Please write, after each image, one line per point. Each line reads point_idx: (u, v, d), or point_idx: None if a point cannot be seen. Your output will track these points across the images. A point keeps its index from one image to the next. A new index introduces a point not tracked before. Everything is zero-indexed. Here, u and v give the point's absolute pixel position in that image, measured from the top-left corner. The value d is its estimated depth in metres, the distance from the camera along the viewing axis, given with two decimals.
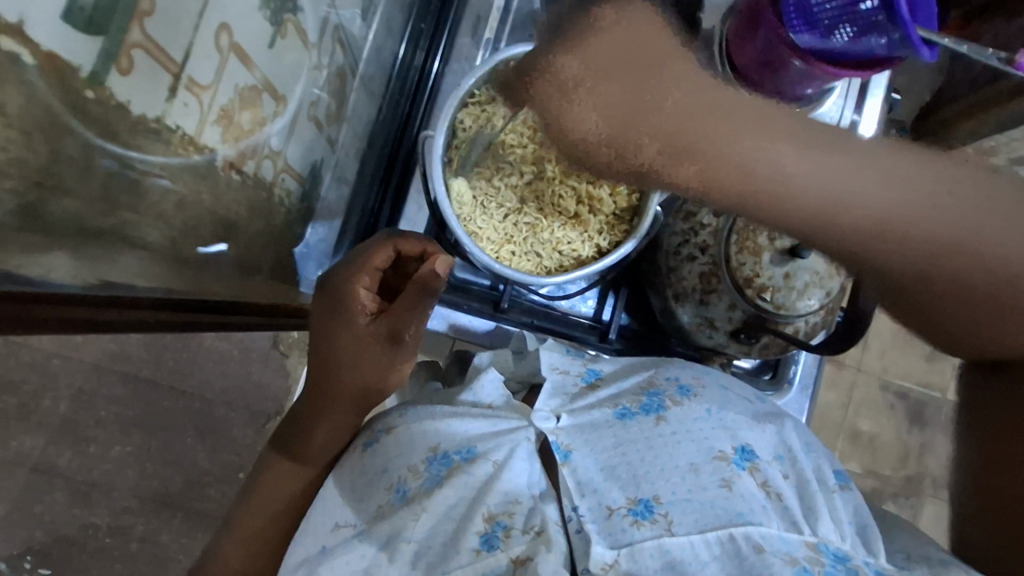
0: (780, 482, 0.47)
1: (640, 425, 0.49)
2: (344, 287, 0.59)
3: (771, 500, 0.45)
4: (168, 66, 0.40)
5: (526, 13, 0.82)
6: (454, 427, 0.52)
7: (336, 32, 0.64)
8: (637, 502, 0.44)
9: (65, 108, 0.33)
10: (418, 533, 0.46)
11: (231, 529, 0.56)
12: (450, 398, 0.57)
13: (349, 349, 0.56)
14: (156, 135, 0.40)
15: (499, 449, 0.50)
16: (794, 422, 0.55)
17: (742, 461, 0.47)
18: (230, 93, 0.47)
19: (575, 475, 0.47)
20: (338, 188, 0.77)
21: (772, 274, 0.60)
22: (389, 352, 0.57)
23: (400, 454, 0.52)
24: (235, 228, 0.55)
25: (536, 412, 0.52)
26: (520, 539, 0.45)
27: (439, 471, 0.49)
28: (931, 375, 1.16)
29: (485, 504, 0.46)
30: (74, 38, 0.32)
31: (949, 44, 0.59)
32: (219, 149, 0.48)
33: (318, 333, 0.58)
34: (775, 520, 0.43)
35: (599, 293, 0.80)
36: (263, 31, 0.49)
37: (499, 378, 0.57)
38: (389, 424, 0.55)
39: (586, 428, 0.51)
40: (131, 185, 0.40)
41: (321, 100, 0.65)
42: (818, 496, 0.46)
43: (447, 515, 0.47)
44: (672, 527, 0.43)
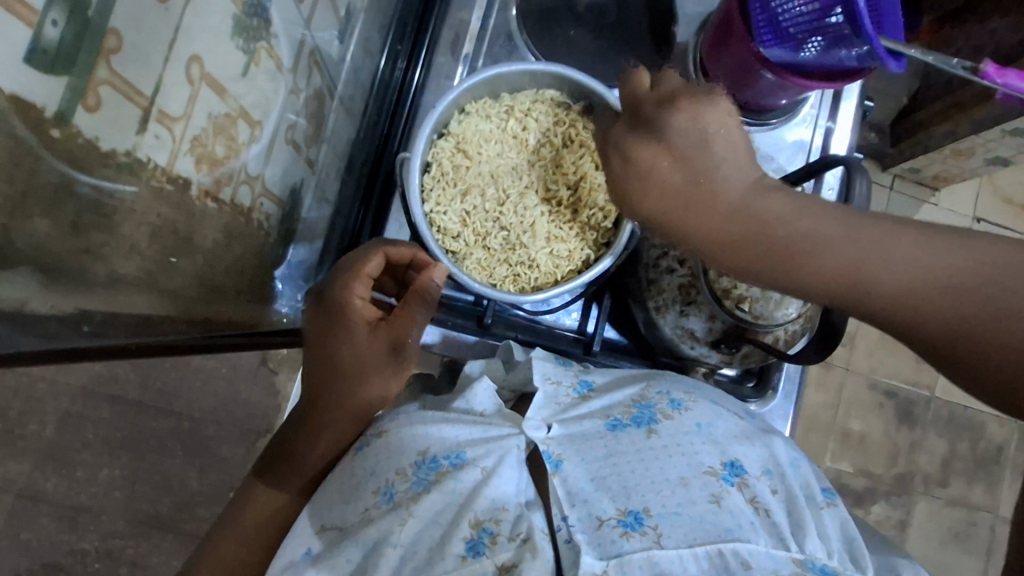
0: (769, 498, 0.48)
1: (631, 437, 0.49)
2: (335, 297, 0.58)
3: (759, 516, 0.46)
4: (138, 101, 0.40)
5: (503, 31, 0.83)
6: (446, 433, 0.51)
7: (312, 55, 0.65)
8: (627, 514, 0.45)
9: (31, 152, 0.33)
10: (405, 537, 0.45)
11: (214, 557, 0.55)
12: (444, 405, 0.56)
13: (350, 356, 0.56)
14: (128, 169, 0.41)
15: (489, 456, 0.49)
16: (782, 439, 0.54)
17: (731, 478, 0.48)
18: (204, 121, 0.47)
19: (565, 485, 0.47)
20: (320, 207, 0.78)
21: (749, 285, 0.62)
22: (392, 363, 0.57)
23: (389, 457, 0.50)
24: (212, 254, 0.55)
25: (528, 422, 0.51)
26: (506, 546, 0.44)
27: (427, 476, 0.48)
28: (918, 373, 1.18)
29: (473, 510, 0.45)
30: (35, 78, 0.32)
31: (934, 59, 0.58)
32: (194, 178, 0.48)
33: (317, 345, 0.58)
34: (762, 536, 0.45)
35: (583, 305, 0.80)
36: (235, 60, 0.49)
37: (492, 386, 0.56)
38: (380, 428, 0.54)
39: (577, 439, 0.50)
40: (107, 219, 0.40)
41: (298, 124, 0.65)
42: (805, 511, 0.48)
43: (434, 520, 0.46)
44: (661, 539, 0.43)
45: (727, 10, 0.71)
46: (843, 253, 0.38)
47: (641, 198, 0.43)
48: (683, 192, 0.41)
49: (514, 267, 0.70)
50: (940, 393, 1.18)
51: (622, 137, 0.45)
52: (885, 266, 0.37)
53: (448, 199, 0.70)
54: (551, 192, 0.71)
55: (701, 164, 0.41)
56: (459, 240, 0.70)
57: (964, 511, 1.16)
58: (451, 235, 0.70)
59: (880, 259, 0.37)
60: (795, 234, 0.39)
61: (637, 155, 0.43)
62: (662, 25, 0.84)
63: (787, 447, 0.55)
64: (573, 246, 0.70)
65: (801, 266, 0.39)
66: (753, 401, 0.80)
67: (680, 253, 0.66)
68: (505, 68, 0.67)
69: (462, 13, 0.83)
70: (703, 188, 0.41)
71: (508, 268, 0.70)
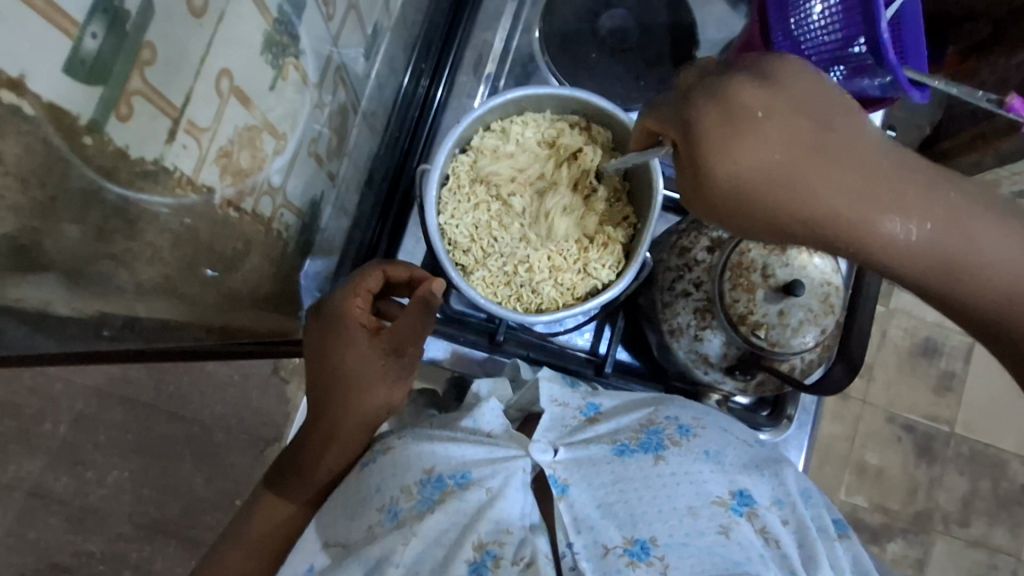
0: (780, 528, 0.47)
1: (639, 463, 0.48)
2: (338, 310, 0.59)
3: (769, 548, 0.45)
4: (168, 110, 0.41)
5: (525, 54, 0.85)
6: (451, 452, 0.50)
7: (338, 72, 0.66)
8: (633, 542, 0.44)
9: (60, 159, 0.34)
10: (408, 556, 0.45)
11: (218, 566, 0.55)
12: (450, 423, 0.55)
13: (353, 368, 0.57)
14: (155, 177, 0.42)
15: (495, 477, 0.48)
16: (793, 468, 0.53)
17: (742, 507, 0.46)
18: (230, 133, 0.48)
19: (571, 511, 0.46)
20: (338, 218, 0.78)
21: (765, 311, 0.60)
22: (394, 366, 0.59)
23: (394, 474, 0.50)
24: (232, 263, 0.56)
25: (534, 444, 0.50)
26: (509, 569, 0.44)
27: (432, 495, 0.48)
28: (939, 408, 1.15)
29: (476, 532, 0.45)
30: (74, 87, 0.33)
31: (959, 91, 0.57)
32: (218, 188, 0.49)
33: (322, 358, 0.58)
34: (772, 569, 0.44)
35: (596, 327, 0.79)
36: (263, 74, 0.51)
37: (500, 406, 0.55)
38: (387, 444, 0.53)
39: (583, 463, 0.49)
40: (131, 227, 0.41)
41: (322, 137, 0.66)
42: (817, 544, 0.47)
43: (437, 541, 0.46)
44: (668, 570, 0.42)
45: (750, 36, 0.71)
46: (954, 221, 0.36)
47: (745, 142, 0.37)
48: (796, 139, 0.37)
49: (517, 288, 0.70)
50: (962, 429, 1.14)
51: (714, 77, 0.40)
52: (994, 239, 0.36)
53: (462, 212, 0.70)
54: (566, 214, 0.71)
55: (820, 113, 0.37)
56: (469, 255, 0.70)
57: (986, 553, 1.12)
58: (462, 248, 0.70)
59: (989, 233, 0.37)
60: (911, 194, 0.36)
61: (744, 90, 0.38)
62: (683, 52, 0.85)
63: (799, 477, 0.53)
64: (585, 269, 0.70)
65: (915, 231, 0.36)
66: (766, 430, 0.77)
67: (696, 277, 0.65)
68: (534, 90, 0.69)
69: (485, 35, 0.85)
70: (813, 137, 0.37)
71: (512, 288, 0.71)
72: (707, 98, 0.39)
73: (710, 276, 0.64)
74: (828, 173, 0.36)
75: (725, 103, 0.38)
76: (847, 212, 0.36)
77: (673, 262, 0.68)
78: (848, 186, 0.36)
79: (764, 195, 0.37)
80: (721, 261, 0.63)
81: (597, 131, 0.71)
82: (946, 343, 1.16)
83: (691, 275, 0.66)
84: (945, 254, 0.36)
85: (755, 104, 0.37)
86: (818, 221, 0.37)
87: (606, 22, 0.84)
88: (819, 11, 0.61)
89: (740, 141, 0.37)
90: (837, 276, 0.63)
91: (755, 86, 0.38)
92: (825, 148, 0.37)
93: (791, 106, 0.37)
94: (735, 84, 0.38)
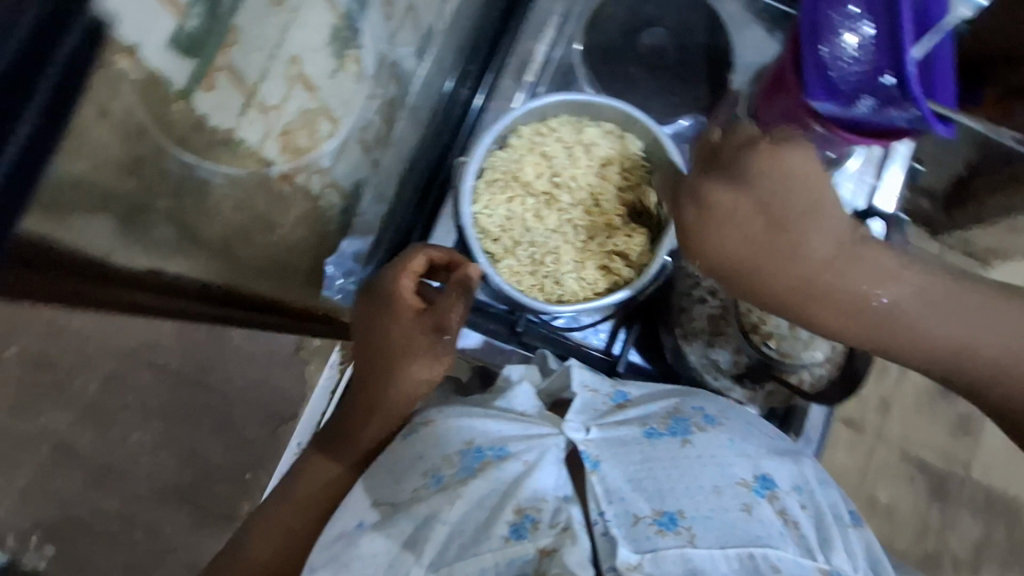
0: (798, 512, 0.51)
1: (667, 446, 0.52)
2: (387, 291, 0.64)
3: (788, 528, 0.49)
4: (243, 89, 0.45)
5: (566, 63, 0.90)
6: (489, 426, 0.54)
7: (392, 68, 0.71)
8: (662, 514, 0.47)
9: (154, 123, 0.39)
10: (453, 515, 0.47)
11: (263, 522, 0.60)
12: (483, 403, 0.59)
13: (400, 343, 0.62)
14: (226, 146, 0.47)
15: (530, 451, 0.52)
16: (812, 460, 0.57)
17: (762, 490, 0.50)
18: (294, 114, 0.53)
19: (603, 483, 0.49)
20: (376, 205, 0.84)
21: (778, 323, 0.65)
22: (434, 346, 0.63)
23: (436, 445, 0.54)
24: (275, 228, 0.61)
25: (567, 423, 0.53)
26: (547, 531, 0.47)
27: (473, 464, 0.51)
28: (955, 450, 1.14)
29: (516, 498, 0.48)
30: (172, 60, 0.38)
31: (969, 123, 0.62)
32: (276, 162, 0.54)
33: (373, 335, 0.64)
34: (791, 545, 0.47)
35: (612, 327, 0.82)
36: (328, 63, 0.55)
37: (532, 390, 0.59)
38: (427, 417, 0.58)
39: (614, 442, 0.52)
40: (198, 188, 0.47)
41: (371, 125, 0.71)
42: (831, 528, 0.51)
43: (480, 503, 0.48)
44: (694, 539, 0.46)
45: (782, 66, 0.75)
46: (888, 292, 0.47)
47: (719, 241, 0.47)
48: (761, 240, 0.47)
49: (541, 278, 0.73)
50: (977, 473, 1.14)
51: (696, 175, 0.49)
52: (916, 303, 0.47)
53: (496, 203, 0.74)
54: (595, 211, 0.74)
55: (780, 210, 0.46)
56: (498, 243, 0.73)
57: None
58: (492, 237, 0.73)
59: (914, 298, 0.47)
60: (853, 273, 0.47)
61: (718, 196, 0.47)
62: (718, 73, 0.87)
63: (816, 469, 0.57)
64: (609, 264, 0.73)
65: (858, 301, 0.47)
66: None
67: (712, 285, 0.68)
68: (571, 96, 0.74)
69: (530, 43, 0.90)
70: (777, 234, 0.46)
71: (535, 278, 0.73)
72: (691, 200, 0.48)
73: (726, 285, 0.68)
74: (785, 266, 0.46)
75: (706, 207, 0.48)
76: (803, 293, 0.47)
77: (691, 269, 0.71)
78: (800, 274, 0.47)
79: (739, 280, 0.48)
80: None
81: (630, 138, 0.75)
82: None
83: (706, 283, 0.69)
84: (878, 319, 0.47)
85: (725, 210, 0.47)
86: (783, 302, 0.48)
87: (646, 39, 0.87)
88: (853, 44, 0.63)
89: (715, 240, 0.47)
90: None
91: (728, 187, 0.47)
92: (784, 245, 0.47)
93: (756, 210, 0.46)
94: (716, 187, 0.47)
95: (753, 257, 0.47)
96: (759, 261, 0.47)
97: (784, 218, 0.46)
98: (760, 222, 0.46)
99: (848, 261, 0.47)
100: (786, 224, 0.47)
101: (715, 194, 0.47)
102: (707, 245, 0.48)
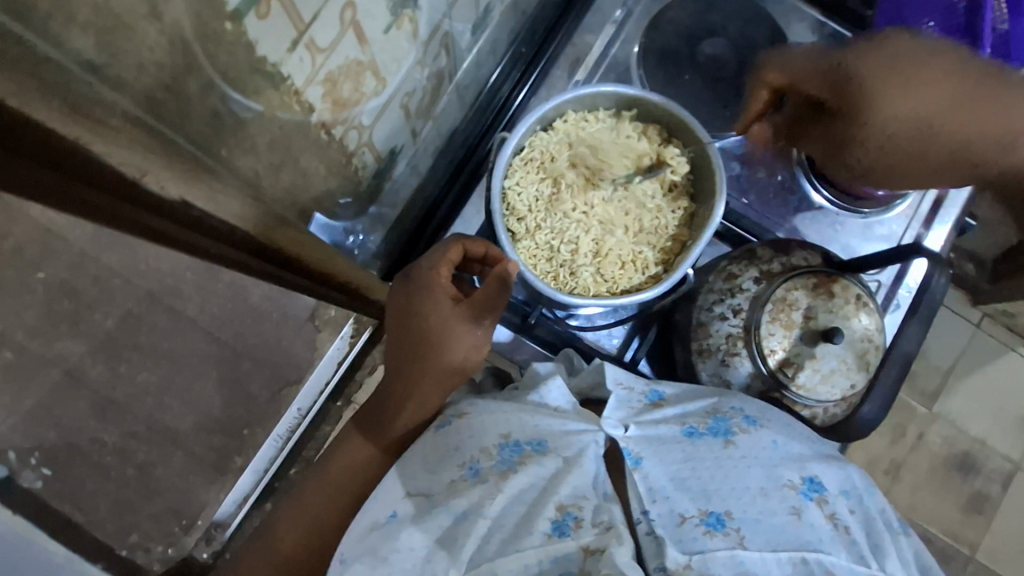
0: (847, 517, 0.50)
1: (708, 445, 0.52)
2: (426, 275, 0.60)
3: (839, 533, 0.48)
4: (297, 24, 0.45)
5: (620, 62, 0.89)
6: (527, 420, 0.53)
7: (444, 38, 0.71)
8: (708, 514, 0.47)
9: (196, 38, 0.38)
10: (494, 510, 0.47)
11: (288, 509, 0.58)
12: (517, 398, 0.58)
13: (434, 330, 0.58)
14: (268, 78, 0.46)
15: (570, 447, 0.51)
16: (857, 466, 0.56)
17: (811, 493, 0.50)
18: (340, 62, 0.52)
19: (646, 481, 0.49)
20: (410, 174, 0.83)
21: (799, 351, 0.63)
22: (472, 333, 0.58)
23: (472, 436, 0.53)
24: (307, 179, 0.61)
25: (605, 419, 0.53)
26: (590, 530, 0.46)
27: (511, 457, 0.51)
28: (962, 527, 1.08)
29: (557, 495, 0.48)
30: None
31: None
32: (317, 109, 0.54)
33: (406, 318, 0.59)
34: (843, 551, 0.47)
35: (626, 334, 0.81)
36: (382, 16, 0.55)
37: (565, 385, 0.58)
38: (460, 409, 0.57)
39: (653, 441, 0.52)
40: (234, 123, 0.47)
41: (416, 93, 0.71)
42: (883, 536, 0.50)
43: (519, 498, 0.48)
44: (744, 542, 0.45)
45: None
46: None
47: (894, 83, 0.50)
48: (938, 79, 0.48)
49: (557, 266, 0.73)
50: (982, 555, 1.07)
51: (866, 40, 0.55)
52: None
53: (528, 181, 0.73)
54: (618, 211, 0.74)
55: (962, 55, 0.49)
56: (523, 223, 0.73)
57: None
58: (517, 215, 0.73)
59: None
60: None
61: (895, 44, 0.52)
62: None
63: (863, 475, 0.56)
64: (625, 265, 0.72)
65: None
66: None
67: (737, 303, 0.66)
68: (624, 89, 0.72)
69: (587, 37, 0.90)
70: (955, 73, 0.48)
71: (552, 265, 0.73)
72: (870, 53, 0.52)
73: (752, 306, 0.65)
74: (969, 98, 0.47)
75: (881, 52, 0.52)
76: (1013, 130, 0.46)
77: (718, 285, 0.68)
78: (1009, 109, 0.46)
79: (915, 118, 0.49)
80: (766, 293, 0.64)
81: (676, 141, 0.74)
82: (985, 463, 1.10)
83: (733, 301, 0.67)
84: None
85: (911, 55, 0.50)
86: (982, 142, 0.47)
87: (706, 48, 0.86)
88: None
89: (890, 80, 0.50)
90: (878, 336, 0.65)
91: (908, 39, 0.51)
92: (965, 83, 0.48)
93: (934, 55, 0.50)
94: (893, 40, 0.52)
95: (928, 94, 0.48)
96: (939, 99, 0.48)
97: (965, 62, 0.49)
98: (940, 63, 0.49)
99: None
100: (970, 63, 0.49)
101: (895, 45, 0.52)
102: (894, 86, 0.50)
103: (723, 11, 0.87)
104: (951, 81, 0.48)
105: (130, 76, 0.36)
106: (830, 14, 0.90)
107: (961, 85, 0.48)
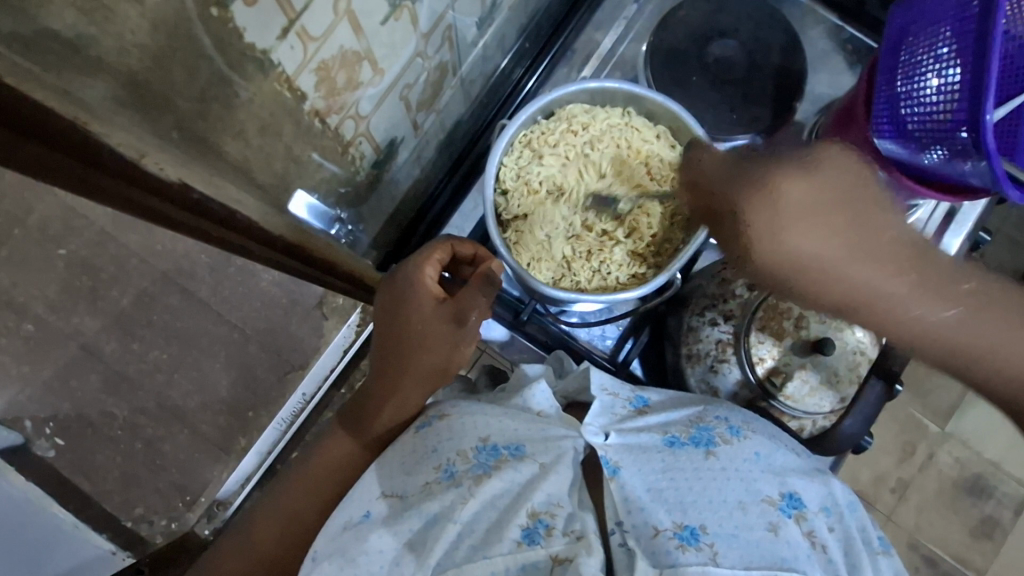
0: (825, 534, 0.50)
1: (689, 456, 0.51)
2: (408, 276, 0.60)
3: (815, 551, 0.48)
4: (287, 11, 0.45)
5: (626, 62, 0.88)
6: (504, 425, 0.54)
7: (447, 31, 0.70)
8: (683, 527, 0.46)
9: (180, 20, 0.40)
10: (466, 515, 0.47)
11: (274, 501, 0.58)
12: (501, 400, 0.58)
13: (416, 330, 0.58)
14: (259, 64, 0.47)
15: (547, 453, 0.52)
16: (840, 480, 0.56)
17: (789, 509, 0.49)
18: (335, 51, 0.53)
19: (621, 491, 0.48)
20: (411, 166, 0.83)
21: (788, 361, 0.62)
22: (453, 337, 0.59)
23: (451, 438, 0.53)
24: (302, 165, 0.62)
25: (586, 426, 0.53)
26: (560, 539, 0.46)
27: (488, 461, 0.51)
28: (969, 551, 1.05)
29: (531, 501, 0.48)
30: None
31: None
32: (311, 96, 0.54)
33: (387, 317, 0.60)
34: (817, 569, 0.46)
35: (621, 334, 0.80)
36: (379, 8, 0.55)
37: (549, 389, 0.58)
38: (442, 411, 0.56)
39: (633, 449, 0.52)
40: (224, 106, 0.48)
41: (417, 85, 0.71)
42: (861, 555, 0.50)
43: (492, 503, 0.48)
44: (716, 557, 0.45)
45: (853, 96, 0.71)
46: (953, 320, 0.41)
47: (788, 236, 0.40)
48: (823, 239, 0.39)
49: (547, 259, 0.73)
50: None
51: (746, 178, 0.44)
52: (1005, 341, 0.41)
53: (523, 174, 0.73)
54: None
55: (856, 207, 0.41)
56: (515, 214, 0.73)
57: None
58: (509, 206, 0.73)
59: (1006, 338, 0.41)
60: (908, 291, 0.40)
61: (785, 179, 0.41)
62: (786, 97, 0.84)
63: (845, 490, 0.56)
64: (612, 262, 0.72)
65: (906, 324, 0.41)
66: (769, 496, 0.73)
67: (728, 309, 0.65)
68: (625, 86, 0.72)
69: (595, 35, 0.89)
70: (835, 232, 0.40)
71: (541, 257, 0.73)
72: (750, 189, 0.42)
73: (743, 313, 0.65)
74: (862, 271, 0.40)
75: (770, 194, 0.41)
76: (897, 298, 0.40)
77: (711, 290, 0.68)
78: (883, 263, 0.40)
79: (792, 281, 0.41)
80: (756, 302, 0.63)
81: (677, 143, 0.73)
82: (997, 487, 1.06)
83: (723, 307, 0.66)
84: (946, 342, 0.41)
85: (804, 195, 0.40)
86: (861, 294, 0.40)
87: (716, 49, 0.84)
88: (935, 88, 0.58)
89: (785, 233, 0.40)
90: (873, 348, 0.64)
91: (799, 172, 0.41)
92: (841, 248, 0.40)
93: (829, 191, 0.41)
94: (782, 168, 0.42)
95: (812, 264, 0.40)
96: (818, 262, 0.40)
97: (848, 205, 0.41)
98: (838, 221, 0.40)
99: (918, 266, 0.41)
100: (858, 211, 0.41)
101: (810, 172, 0.41)
102: (787, 232, 0.40)
103: (736, 12, 0.85)
104: (847, 241, 0.40)
105: (119, 55, 0.38)
106: (849, 17, 0.88)
107: (857, 250, 0.40)
